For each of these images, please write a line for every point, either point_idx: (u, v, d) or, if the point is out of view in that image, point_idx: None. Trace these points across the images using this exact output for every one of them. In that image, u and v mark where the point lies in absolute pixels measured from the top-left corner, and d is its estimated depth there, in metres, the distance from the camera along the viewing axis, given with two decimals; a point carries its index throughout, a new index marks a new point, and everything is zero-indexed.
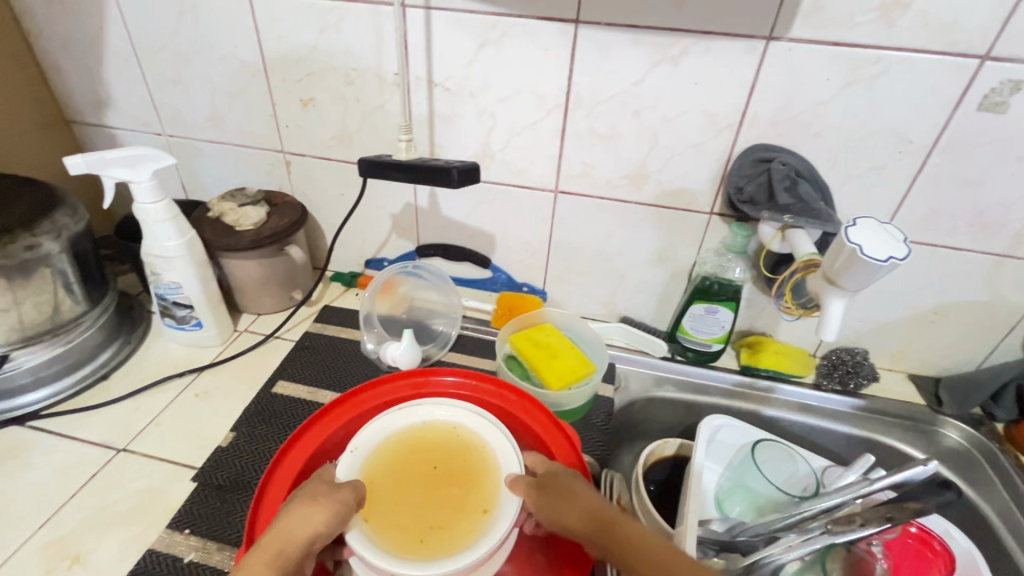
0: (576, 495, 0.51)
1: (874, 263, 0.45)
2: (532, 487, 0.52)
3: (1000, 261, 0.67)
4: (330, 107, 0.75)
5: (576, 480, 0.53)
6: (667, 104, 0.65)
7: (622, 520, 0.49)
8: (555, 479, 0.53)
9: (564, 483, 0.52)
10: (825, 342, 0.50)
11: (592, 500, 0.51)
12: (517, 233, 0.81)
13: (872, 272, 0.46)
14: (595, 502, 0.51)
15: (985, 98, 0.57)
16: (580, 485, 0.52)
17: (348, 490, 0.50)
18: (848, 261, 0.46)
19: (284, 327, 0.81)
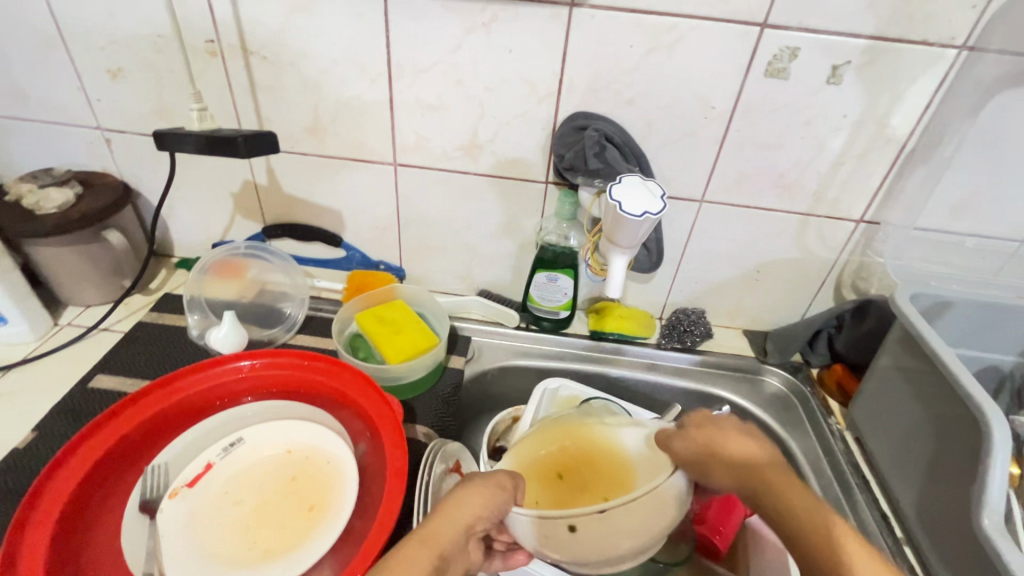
0: (737, 461, 0.46)
1: (634, 220, 0.48)
2: (678, 436, 0.48)
3: (806, 219, 0.72)
4: (140, 77, 0.69)
5: (732, 437, 0.48)
6: (486, 72, 0.65)
7: (794, 497, 0.43)
8: (710, 437, 0.48)
9: (717, 445, 0.47)
10: (612, 296, 0.55)
11: (755, 464, 0.46)
12: (365, 210, 0.79)
13: (635, 229, 0.49)
14: (771, 473, 0.45)
15: (770, 65, 0.61)
16: (738, 436, 0.48)
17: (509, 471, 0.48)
18: (614, 220, 0.49)
19: (113, 318, 0.75)
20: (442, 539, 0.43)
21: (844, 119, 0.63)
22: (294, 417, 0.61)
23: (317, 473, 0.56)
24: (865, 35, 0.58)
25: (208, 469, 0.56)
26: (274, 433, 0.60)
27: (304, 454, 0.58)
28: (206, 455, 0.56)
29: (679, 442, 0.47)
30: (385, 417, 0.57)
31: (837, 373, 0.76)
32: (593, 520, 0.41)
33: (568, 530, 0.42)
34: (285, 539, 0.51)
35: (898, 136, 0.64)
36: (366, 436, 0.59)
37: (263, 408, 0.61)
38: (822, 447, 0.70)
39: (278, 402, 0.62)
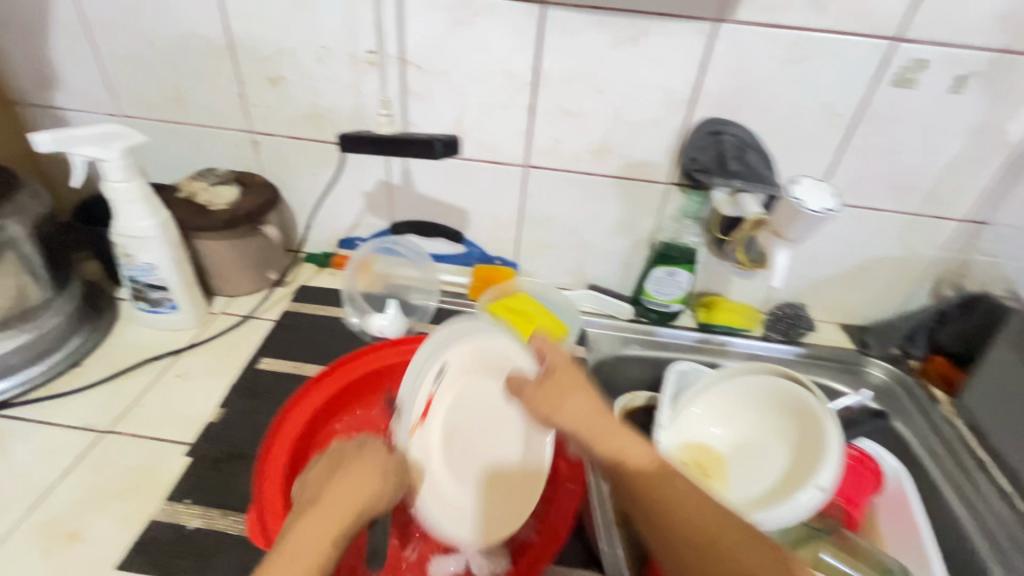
0: (565, 393, 0.48)
1: (813, 215, 0.62)
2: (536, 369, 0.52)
3: (914, 218, 0.77)
4: (298, 84, 0.75)
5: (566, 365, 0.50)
6: (626, 81, 0.70)
7: (592, 421, 0.45)
8: (544, 382, 0.50)
9: (542, 394, 0.49)
10: (776, 285, 0.68)
11: (563, 404, 0.47)
12: (490, 208, 0.84)
13: (811, 221, 0.63)
14: (581, 405, 0.46)
15: (898, 75, 0.66)
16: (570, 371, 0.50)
17: (353, 483, 0.44)
18: (794, 214, 0.63)
19: (261, 308, 0.81)
20: (344, 512, 0.43)
21: (963, 125, 0.68)
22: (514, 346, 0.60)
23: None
24: (991, 48, 0.63)
25: (430, 402, 0.55)
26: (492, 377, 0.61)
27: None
28: (425, 388, 0.55)
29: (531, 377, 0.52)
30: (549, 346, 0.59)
31: (939, 364, 0.79)
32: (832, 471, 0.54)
33: (823, 490, 0.53)
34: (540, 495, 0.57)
35: (1011, 142, 0.69)
36: None
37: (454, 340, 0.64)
38: (932, 429, 0.74)
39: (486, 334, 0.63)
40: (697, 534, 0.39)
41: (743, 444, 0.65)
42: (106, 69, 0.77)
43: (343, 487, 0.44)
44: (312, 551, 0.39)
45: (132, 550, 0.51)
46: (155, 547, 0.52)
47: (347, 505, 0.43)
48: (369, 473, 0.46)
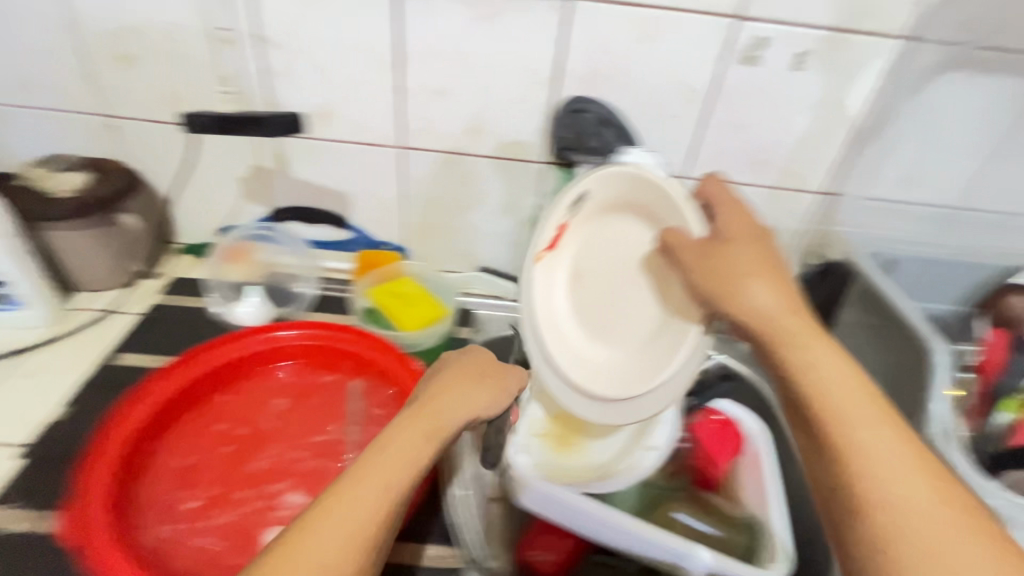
0: (747, 271, 0.49)
1: (638, 183, 0.62)
2: (700, 250, 0.51)
3: (775, 191, 0.81)
4: (151, 64, 0.71)
5: (757, 253, 0.50)
6: (490, 59, 0.70)
7: (776, 310, 0.47)
8: (736, 253, 0.50)
9: (711, 274, 0.50)
10: None
11: (752, 282, 0.48)
12: (372, 192, 0.83)
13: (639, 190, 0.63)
14: (734, 271, 0.49)
15: (744, 53, 0.68)
16: (742, 271, 0.49)
17: (482, 397, 0.51)
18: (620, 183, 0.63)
19: (126, 302, 0.77)
20: (445, 417, 0.48)
21: (807, 101, 0.72)
22: (626, 218, 0.64)
23: (596, 289, 0.65)
24: (822, 26, 0.66)
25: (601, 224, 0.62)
26: (590, 253, 0.67)
27: (584, 278, 0.67)
28: (628, 210, 0.59)
29: (685, 253, 0.52)
30: (665, 204, 0.57)
31: None
32: (661, 431, 0.68)
33: (653, 449, 0.67)
34: (592, 364, 0.64)
35: (852, 116, 0.73)
36: (396, 399, 0.63)
37: (549, 221, 0.67)
38: None
39: (584, 211, 0.66)
40: (866, 470, 0.37)
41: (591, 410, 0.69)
42: None
43: (457, 392, 0.50)
44: (405, 452, 0.43)
45: None
46: None
47: (463, 410, 0.49)
48: (449, 406, 0.49)
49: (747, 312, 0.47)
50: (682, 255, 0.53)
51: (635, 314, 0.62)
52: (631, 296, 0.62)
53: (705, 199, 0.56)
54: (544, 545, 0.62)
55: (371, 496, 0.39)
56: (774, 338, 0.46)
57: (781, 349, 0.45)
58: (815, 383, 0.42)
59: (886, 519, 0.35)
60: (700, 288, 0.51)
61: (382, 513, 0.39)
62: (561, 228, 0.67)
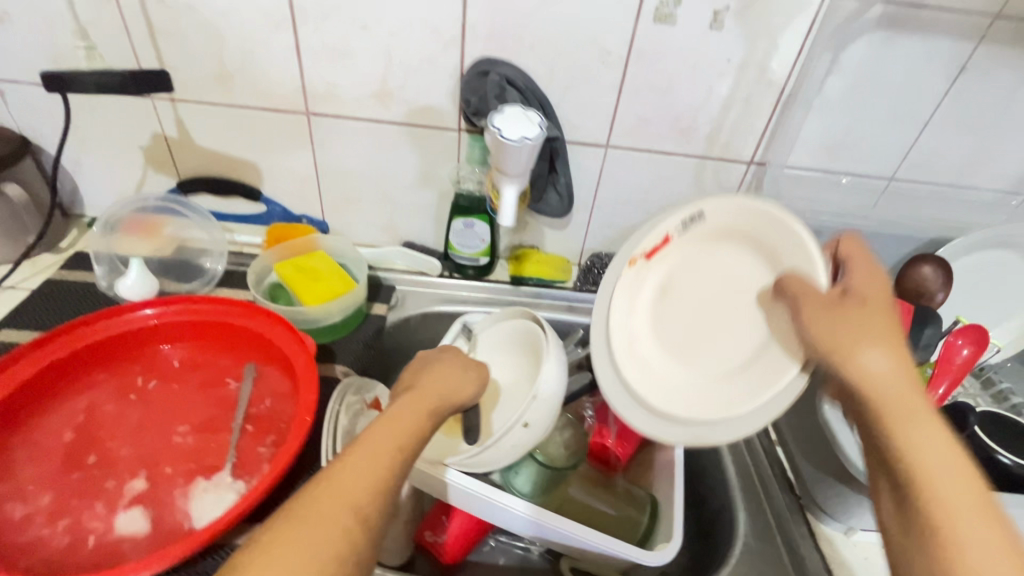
0: (871, 332, 0.39)
1: (513, 145, 0.57)
2: (827, 299, 0.41)
3: (703, 161, 0.77)
4: (27, 22, 0.66)
5: (857, 316, 0.39)
6: (390, 17, 0.66)
7: (898, 384, 0.37)
8: (870, 310, 0.40)
9: (842, 331, 0.39)
10: (504, 223, 0.63)
11: (881, 345, 0.38)
12: (283, 162, 0.79)
13: (516, 153, 0.58)
14: (877, 336, 0.39)
15: (658, 10, 0.64)
16: (877, 334, 0.39)
17: (463, 386, 0.52)
18: (497, 145, 0.57)
19: (18, 277, 0.74)
20: (426, 409, 0.47)
21: (729, 64, 0.68)
22: (721, 245, 0.53)
23: (691, 305, 0.55)
24: None
25: (665, 241, 0.55)
26: (688, 272, 0.55)
27: (677, 293, 0.56)
28: (667, 225, 0.55)
29: (806, 299, 0.42)
30: (793, 249, 0.46)
31: None
32: (538, 408, 0.53)
33: (525, 427, 0.52)
34: (666, 387, 0.54)
35: (778, 80, 0.69)
36: (284, 383, 0.61)
37: (653, 227, 0.55)
38: None
39: (692, 233, 0.54)
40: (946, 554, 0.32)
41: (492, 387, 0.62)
42: None
43: (440, 380, 0.51)
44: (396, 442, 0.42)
45: None
46: None
47: (445, 393, 0.50)
48: (435, 387, 0.50)
49: (889, 395, 0.37)
50: (803, 301, 0.42)
51: (717, 340, 0.52)
52: (732, 326, 0.52)
53: (835, 246, 0.45)
54: (435, 526, 0.63)
55: (376, 464, 0.40)
56: (912, 409, 0.36)
57: (854, 372, 0.38)
58: (933, 470, 0.34)
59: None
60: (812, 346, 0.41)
61: (387, 478, 0.40)
62: (663, 242, 0.55)
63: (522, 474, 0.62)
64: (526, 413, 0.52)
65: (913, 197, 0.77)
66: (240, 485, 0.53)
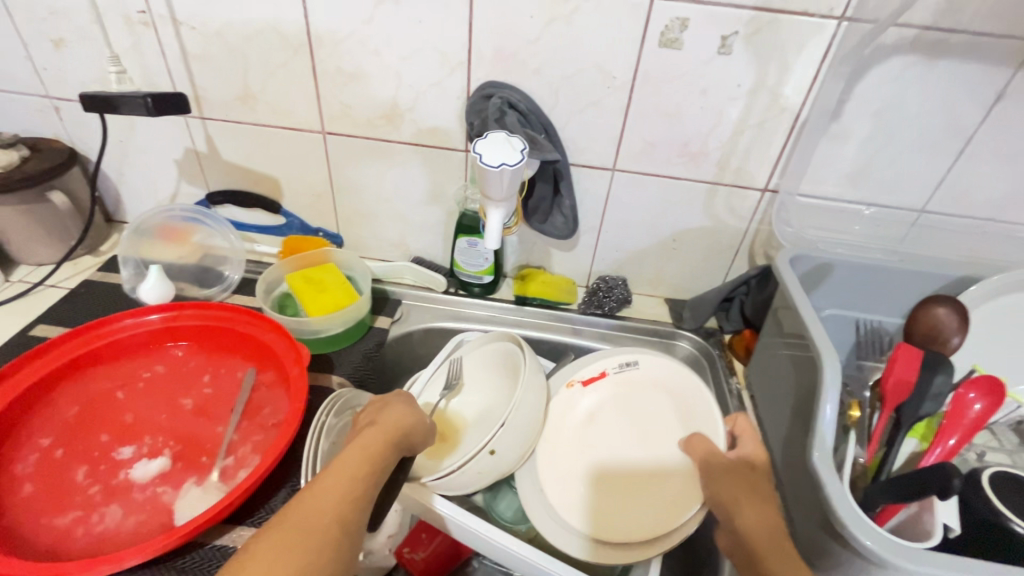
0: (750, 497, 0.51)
1: (491, 169, 0.60)
2: (724, 469, 0.55)
3: (714, 187, 0.75)
4: (80, 47, 0.73)
5: (746, 485, 0.52)
6: (399, 42, 0.68)
7: (772, 537, 0.47)
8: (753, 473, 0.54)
9: (728, 491, 0.52)
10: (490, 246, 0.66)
11: (752, 505, 0.50)
12: (300, 177, 0.83)
13: (496, 177, 0.60)
14: (758, 502, 0.50)
15: (663, 35, 0.63)
16: (756, 498, 0.51)
17: (416, 424, 0.52)
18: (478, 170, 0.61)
19: (59, 277, 0.81)
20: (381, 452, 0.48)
21: (739, 89, 0.66)
22: (649, 387, 0.66)
23: (610, 433, 0.63)
24: (750, 6, 0.60)
25: (603, 375, 0.66)
26: (616, 405, 0.65)
27: (602, 421, 0.64)
28: (603, 364, 0.66)
29: (716, 462, 0.56)
30: (705, 408, 0.60)
31: (745, 338, 0.79)
32: (504, 436, 0.55)
33: (491, 454, 0.54)
34: (603, 511, 0.59)
35: (792, 106, 0.67)
36: (279, 388, 0.63)
37: (596, 360, 0.67)
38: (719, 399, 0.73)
39: (626, 373, 0.66)
40: None
41: (480, 414, 0.64)
42: None
43: (396, 417, 0.52)
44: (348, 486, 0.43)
45: None
46: None
47: (400, 431, 0.51)
48: (394, 424, 0.51)
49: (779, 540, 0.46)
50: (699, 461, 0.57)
51: (641, 462, 0.61)
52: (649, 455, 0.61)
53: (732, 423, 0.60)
54: (414, 543, 0.63)
55: (328, 509, 0.41)
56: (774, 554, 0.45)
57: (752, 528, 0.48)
58: None
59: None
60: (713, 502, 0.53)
61: (341, 521, 0.41)
62: (600, 375, 0.66)
63: (503, 499, 0.64)
64: (493, 441, 0.54)
65: (944, 230, 0.72)
66: (226, 485, 0.55)
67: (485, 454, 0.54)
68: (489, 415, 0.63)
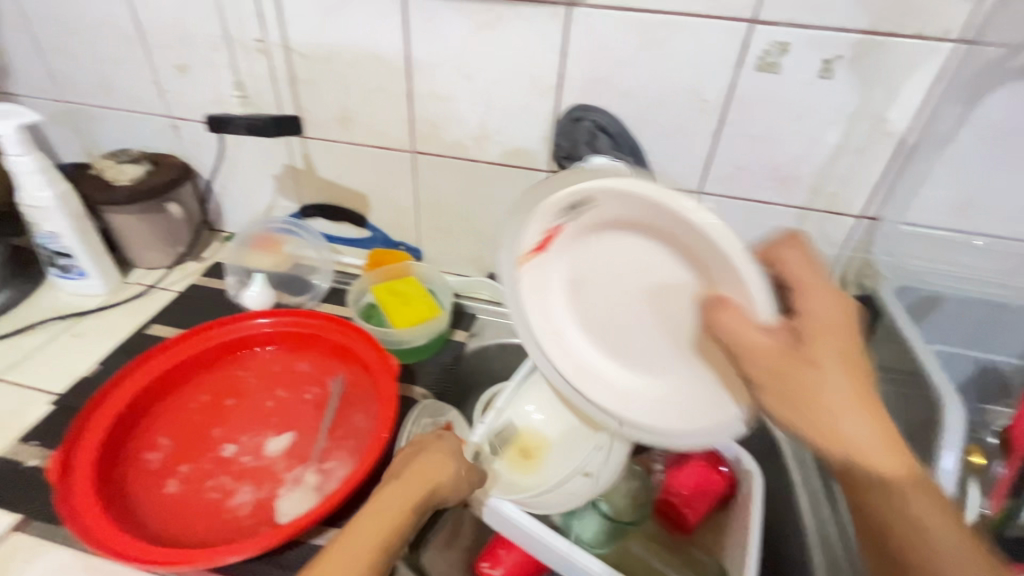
0: (832, 405, 0.38)
1: None
2: (779, 365, 0.39)
3: (804, 213, 0.73)
4: (201, 72, 0.80)
5: (816, 388, 0.38)
6: (492, 67, 0.71)
7: (883, 451, 0.38)
8: (824, 363, 0.39)
9: (810, 403, 0.38)
10: None
11: (858, 434, 0.37)
12: (387, 194, 0.87)
13: None
14: (857, 411, 0.38)
15: (761, 59, 0.63)
16: (843, 406, 0.38)
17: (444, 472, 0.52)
18: None
19: (168, 280, 0.88)
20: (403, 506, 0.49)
21: (838, 113, 0.64)
22: (623, 235, 0.50)
23: (608, 295, 0.53)
24: (856, 30, 0.59)
25: (557, 230, 0.52)
26: (624, 254, 0.51)
27: (591, 292, 0.54)
28: (543, 224, 0.51)
29: (754, 366, 0.39)
30: (718, 262, 0.42)
31: None
32: (598, 460, 0.58)
33: (585, 476, 0.58)
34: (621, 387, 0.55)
35: (896, 131, 0.64)
36: (368, 396, 0.66)
37: (531, 223, 0.51)
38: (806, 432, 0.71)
39: (581, 216, 0.50)
40: None
41: (564, 434, 0.62)
42: (47, 58, 0.86)
43: (425, 465, 0.52)
44: (367, 548, 0.45)
45: None
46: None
47: (428, 482, 0.51)
48: (424, 474, 0.51)
49: (905, 475, 0.37)
50: (743, 350, 0.40)
51: (677, 311, 0.49)
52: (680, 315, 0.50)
53: (775, 263, 0.45)
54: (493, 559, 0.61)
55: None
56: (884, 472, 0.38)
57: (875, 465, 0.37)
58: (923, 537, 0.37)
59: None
60: (777, 413, 0.40)
61: None
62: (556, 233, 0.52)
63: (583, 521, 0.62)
64: (588, 464, 0.59)
65: None
66: (321, 489, 0.58)
67: (580, 477, 0.58)
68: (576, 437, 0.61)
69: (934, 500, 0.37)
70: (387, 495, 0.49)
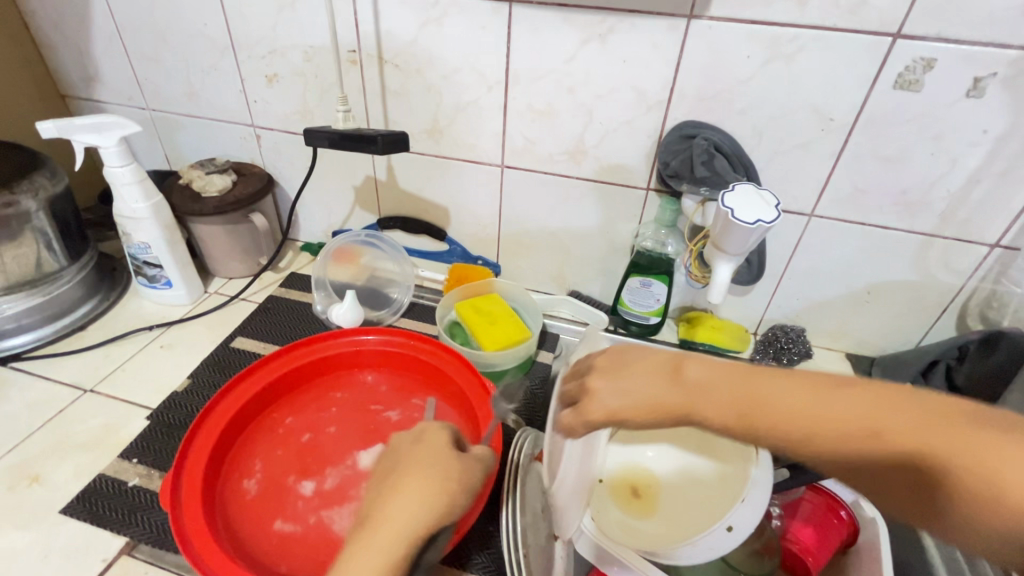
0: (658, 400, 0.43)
1: (745, 227, 0.57)
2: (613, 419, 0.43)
3: (929, 239, 0.67)
4: (289, 82, 0.79)
5: (637, 409, 0.43)
6: (597, 81, 0.67)
7: (734, 394, 0.42)
8: (604, 396, 0.43)
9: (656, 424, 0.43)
10: (714, 300, 0.64)
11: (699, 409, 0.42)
12: (471, 207, 0.84)
13: (745, 234, 0.58)
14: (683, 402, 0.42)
15: (900, 77, 0.58)
16: (671, 401, 0.43)
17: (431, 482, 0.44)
18: (727, 224, 0.58)
19: (248, 291, 0.87)
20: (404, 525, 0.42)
21: (984, 135, 0.59)
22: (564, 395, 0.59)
23: None
24: (1016, 46, 0.54)
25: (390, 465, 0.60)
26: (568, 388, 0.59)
27: None
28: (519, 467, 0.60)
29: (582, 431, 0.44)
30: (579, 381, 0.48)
31: None
32: (744, 514, 0.50)
33: (729, 530, 0.49)
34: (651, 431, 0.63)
35: None
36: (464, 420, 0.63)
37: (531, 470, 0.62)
38: None
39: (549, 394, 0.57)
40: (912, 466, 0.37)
41: (683, 480, 0.61)
42: (135, 66, 0.86)
43: (416, 474, 0.45)
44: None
45: (78, 498, 0.58)
46: (100, 499, 0.57)
47: (421, 495, 0.43)
48: (416, 484, 0.44)
49: (705, 408, 0.43)
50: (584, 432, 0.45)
51: None
52: None
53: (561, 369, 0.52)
54: None
55: None
56: (754, 411, 0.41)
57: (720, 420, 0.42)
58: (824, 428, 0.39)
59: (909, 437, 0.36)
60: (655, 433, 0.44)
61: None
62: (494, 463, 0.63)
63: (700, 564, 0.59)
64: (731, 516, 0.50)
65: None
66: None
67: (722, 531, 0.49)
68: (696, 486, 0.60)
69: (731, 397, 0.42)
70: (381, 511, 0.43)
